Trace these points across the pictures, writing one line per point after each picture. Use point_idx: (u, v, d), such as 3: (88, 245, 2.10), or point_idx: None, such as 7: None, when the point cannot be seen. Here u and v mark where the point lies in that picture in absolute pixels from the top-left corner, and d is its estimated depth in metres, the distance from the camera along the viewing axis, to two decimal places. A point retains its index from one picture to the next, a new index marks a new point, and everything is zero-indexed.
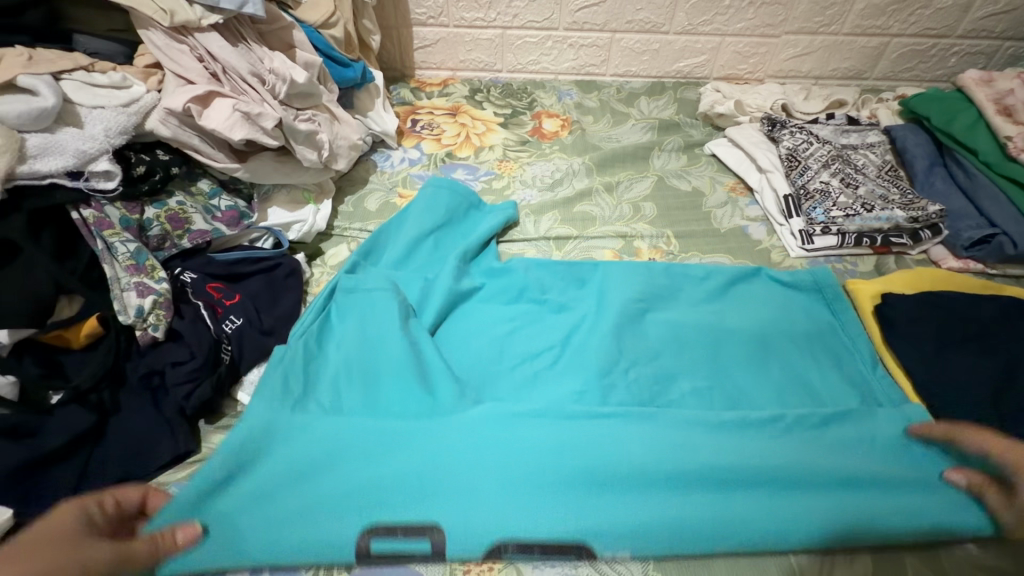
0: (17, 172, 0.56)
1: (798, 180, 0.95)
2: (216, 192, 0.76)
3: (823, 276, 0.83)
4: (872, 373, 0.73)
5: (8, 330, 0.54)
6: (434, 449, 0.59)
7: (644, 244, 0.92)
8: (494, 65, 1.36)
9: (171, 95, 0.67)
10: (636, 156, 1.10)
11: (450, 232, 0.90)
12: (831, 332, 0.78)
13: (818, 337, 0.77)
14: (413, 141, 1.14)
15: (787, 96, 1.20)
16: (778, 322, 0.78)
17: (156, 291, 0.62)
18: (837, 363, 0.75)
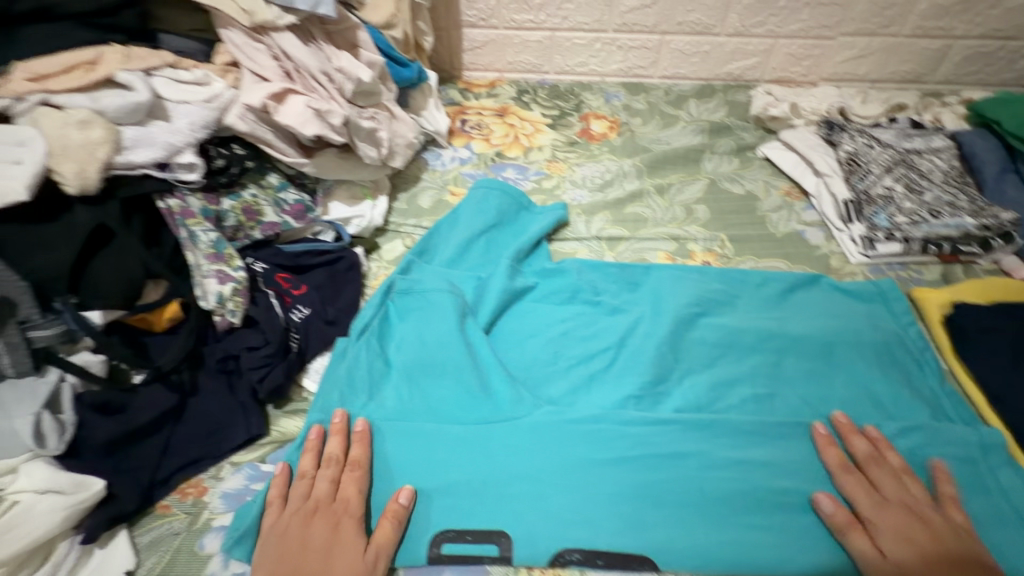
0: (114, 162, 0.59)
1: (859, 185, 0.93)
2: (284, 186, 0.77)
3: (886, 286, 0.81)
4: (939, 388, 0.71)
5: (102, 309, 0.58)
6: (500, 455, 0.61)
7: (698, 247, 0.91)
8: (541, 67, 1.37)
9: (249, 92, 0.70)
10: (686, 159, 1.10)
11: (502, 231, 0.91)
12: (899, 343, 0.75)
13: (883, 348, 0.74)
14: (462, 140, 1.15)
15: (844, 99, 1.17)
16: (841, 332, 0.76)
17: (235, 279, 0.65)
18: (904, 375, 0.72)
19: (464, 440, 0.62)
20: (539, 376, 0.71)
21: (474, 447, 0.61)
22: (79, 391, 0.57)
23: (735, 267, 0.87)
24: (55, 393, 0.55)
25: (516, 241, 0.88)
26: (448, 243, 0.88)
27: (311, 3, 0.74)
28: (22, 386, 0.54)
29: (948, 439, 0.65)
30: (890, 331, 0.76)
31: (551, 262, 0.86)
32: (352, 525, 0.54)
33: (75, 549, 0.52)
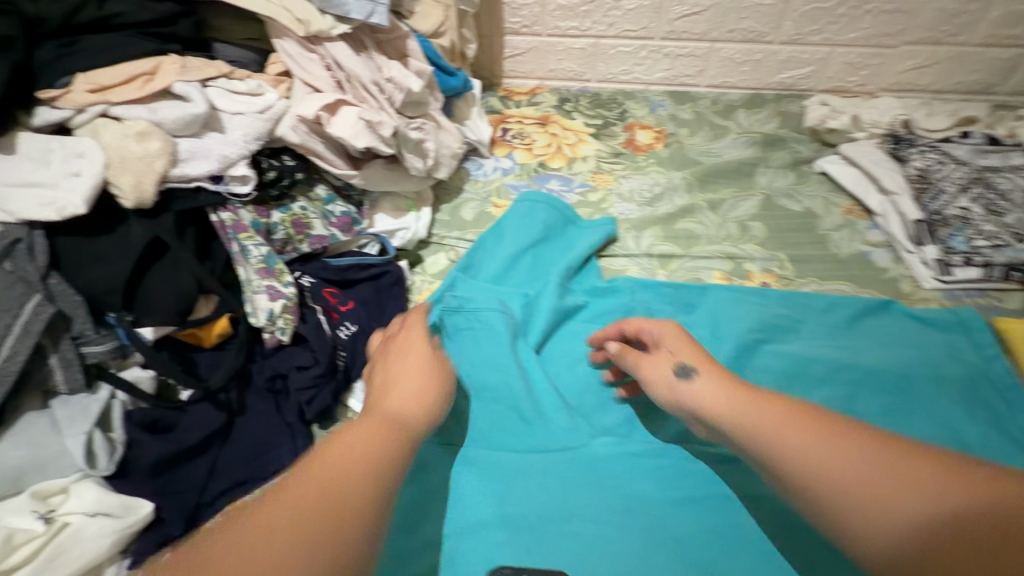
0: (170, 176, 0.58)
1: (932, 205, 0.87)
2: (331, 198, 0.76)
3: (967, 316, 0.75)
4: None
5: (154, 325, 0.57)
6: (557, 484, 0.58)
7: (756, 267, 0.87)
8: (584, 75, 1.33)
9: (302, 103, 0.69)
10: (739, 173, 1.05)
11: (549, 247, 0.88)
12: (983, 379, 0.70)
13: (966, 383, 0.69)
14: (505, 150, 1.12)
15: (908, 111, 1.11)
16: (918, 366, 0.71)
17: (285, 295, 0.63)
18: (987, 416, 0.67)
19: (521, 470, 0.59)
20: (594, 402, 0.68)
21: (530, 477, 0.59)
22: (129, 409, 0.57)
23: (797, 290, 0.82)
24: (106, 410, 0.55)
25: (564, 258, 0.85)
26: (494, 258, 0.85)
27: (365, 12, 0.72)
28: (73, 403, 0.53)
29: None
30: (972, 366, 0.71)
31: (603, 281, 0.82)
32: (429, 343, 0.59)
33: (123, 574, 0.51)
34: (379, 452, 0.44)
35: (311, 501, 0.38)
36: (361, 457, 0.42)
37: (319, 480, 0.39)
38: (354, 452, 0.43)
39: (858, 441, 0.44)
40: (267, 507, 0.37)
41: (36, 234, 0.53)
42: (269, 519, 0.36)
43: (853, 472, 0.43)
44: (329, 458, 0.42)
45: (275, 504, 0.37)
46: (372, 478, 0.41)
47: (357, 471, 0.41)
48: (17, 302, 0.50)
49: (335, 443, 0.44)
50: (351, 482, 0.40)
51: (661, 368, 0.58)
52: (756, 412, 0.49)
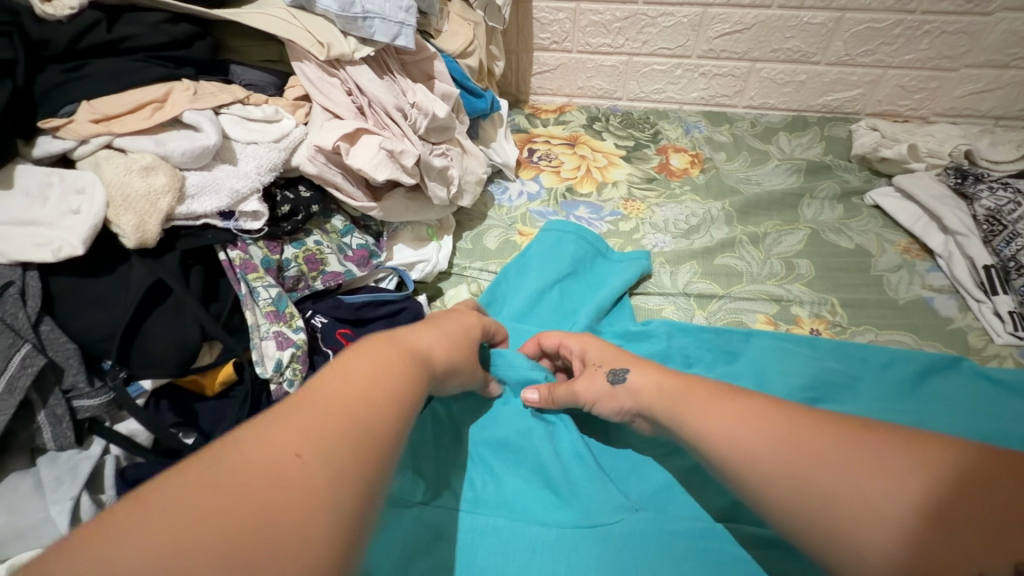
0: (175, 212, 0.54)
1: (1004, 250, 0.79)
2: (348, 229, 0.71)
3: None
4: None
5: (152, 376, 0.52)
6: (595, 565, 0.51)
7: (804, 311, 0.80)
8: (614, 93, 1.27)
9: (320, 131, 0.64)
10: (782, 204, 0.98)
11: (577, 282, 0.81)
12: None
13: None
14: (531, 172, 1.07)
15: (970, 141, 1.03)
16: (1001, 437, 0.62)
17: (295, 343, 0.58)
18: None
19: (548, 543, 0.53)
20: (627, 464, 0.62)
21: (557, 553, 0.52)
22: (123, 464, 0.52)
23: (851, 340, 0.74)
24: (98, 467, 0.50)
25: (594, 295, 0.79)
26: (519, 293, 0.79)
27: (390, 34, 0.68)
28: (61, 462, 0.49)
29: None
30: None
31: (637, 324, 0.76)
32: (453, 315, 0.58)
33: None
34: (398, 370, 0.43)
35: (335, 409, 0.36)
36: (378, 373, 0.41)
37: (338, 391, 0.38)
38: (376, 368, 0.41)
39: (815, 426, 0.42)
40: (289, 419, 0.34)
41: (29, 275, 0.49)
42: (293, 421, 0.34)
43: (807, 458, 0.40)
44: (348, 370, 0.40)
45: (300, 413, 0.35)
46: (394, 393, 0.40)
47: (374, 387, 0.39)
48: (4, 353, 0.46)
49: (352, 356, 0.42)
50: (371, 397, 0.38)
51: (596, 382, 0.58)
52: (706, 407, 0.48)
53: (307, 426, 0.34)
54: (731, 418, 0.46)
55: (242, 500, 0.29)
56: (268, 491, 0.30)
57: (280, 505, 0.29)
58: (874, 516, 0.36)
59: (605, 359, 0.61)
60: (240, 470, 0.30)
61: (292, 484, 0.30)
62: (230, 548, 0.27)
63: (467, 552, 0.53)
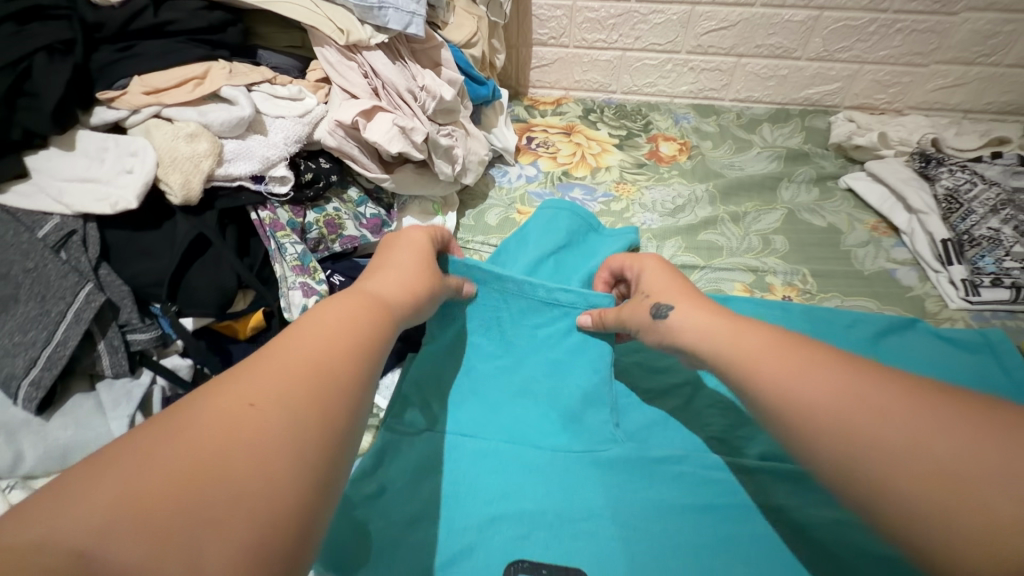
0: (215, 174, 0.61)
1: (960, 225, 0.87)
2: (362, 200, 0.79)
3: (988, 340, 0.73)
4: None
5: (194, 316, 0.59)
6: (582, 481, 0.59)
7: (778, 280, 0.87)
8: (609, 86, 1.35)
9: (339, 109, 0.72)
10: (763, 186, 1.05)
11: (572, 253, 0.87)
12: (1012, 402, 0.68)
13: None
14: (529, 158, 1.15)
15: (937, 130, 1.10)
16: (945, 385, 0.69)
17: (318, 293, 0.64)
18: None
19: (540, 466, 0.60)
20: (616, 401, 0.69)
21: (548, 474, 0.60)
22: (167, 394, 0.60)
23: (818, 305, 0.82)
24: (147, 395, 0.58)
25: (587, 265, 0.84)
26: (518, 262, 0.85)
27: (402, 23, 0.75)
28: (117, 387, 0.56)
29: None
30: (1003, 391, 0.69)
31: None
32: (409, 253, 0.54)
33: None
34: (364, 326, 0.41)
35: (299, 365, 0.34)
36: (345, 330, 0.39)
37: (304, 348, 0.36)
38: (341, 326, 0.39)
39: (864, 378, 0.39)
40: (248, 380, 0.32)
41: (89, 225, 0.56)
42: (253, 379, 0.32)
43: (861, 403, 0.36)
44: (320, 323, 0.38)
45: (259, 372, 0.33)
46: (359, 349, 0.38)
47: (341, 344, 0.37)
48: (70, 290, 0.53)
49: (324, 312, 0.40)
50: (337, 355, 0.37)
51: (641, 312, 0.57)
52: (735, 343, 0.46)
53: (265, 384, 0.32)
54: (762, 358, 0.43)
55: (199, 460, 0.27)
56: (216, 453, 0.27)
57: (236, 461, 0.28)
58: (945, 465, 0.31)
59: (653, 289, 0.59)
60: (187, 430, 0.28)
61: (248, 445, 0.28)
62: (185, 506, 0.25)
63: (467, 465, 0.60)
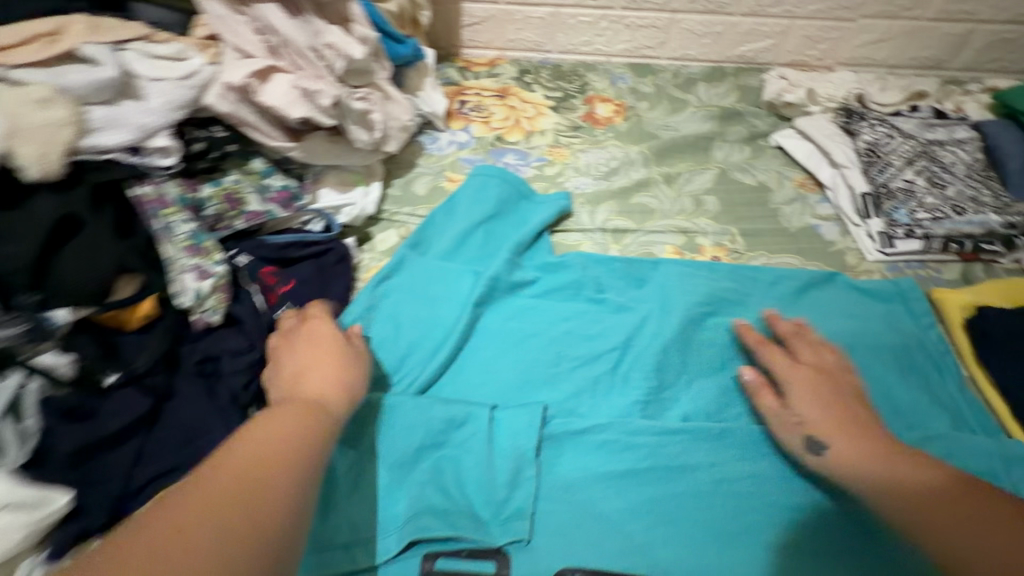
0: (78, 146, 0.54)
1: (878, 177, 0.88)
2: (269, 171, 0.72)
3: (898, 290, 0.76)
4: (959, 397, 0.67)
5: (71, 306, 0.53)
6: (501, 453, 0.58)
7: (708, 241, 0.88)
8: (544, 46, 1.29)
9: (230, 70, 0.65)
10: (696, 146, 1.04)
11: (499, 222, 0.82)
12: (919, 347, 0.70)
13: (903, 352, 0.69)
14: (461, 122, 1.09)
15: (862, 85, 1.11)
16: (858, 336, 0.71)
17: (214, 274, 0.60)
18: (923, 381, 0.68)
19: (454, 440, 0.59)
20: (540, 372, 0.67)
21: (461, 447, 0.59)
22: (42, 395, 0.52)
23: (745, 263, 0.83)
24: (15, 399, 0.50)
25: (515, 233, 0.80)
26: (442, 233, 0.80)
27: None
28: None
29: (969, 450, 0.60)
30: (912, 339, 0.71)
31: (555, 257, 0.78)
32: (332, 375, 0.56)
33: (38, 569, 0.47)
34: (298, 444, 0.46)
35: (230, 495, 0.38)
36: (279, 447, 0.44)
37: (235, 479, 0.40)
38: (269, 448, 0.44)
39: (946, 474, 0.52)
40: (194, 509, 0.36)
41: None
42: (200, 497, 0.37)
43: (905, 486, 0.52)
44: (247, 459, 0.42)
45: (206, 491, 0.38)
46: (298, 467, 0.44)
47: (279, 475, 0.42)
48: None
49: (259, 434, 0.46)
50: (273, 481, 0.41)
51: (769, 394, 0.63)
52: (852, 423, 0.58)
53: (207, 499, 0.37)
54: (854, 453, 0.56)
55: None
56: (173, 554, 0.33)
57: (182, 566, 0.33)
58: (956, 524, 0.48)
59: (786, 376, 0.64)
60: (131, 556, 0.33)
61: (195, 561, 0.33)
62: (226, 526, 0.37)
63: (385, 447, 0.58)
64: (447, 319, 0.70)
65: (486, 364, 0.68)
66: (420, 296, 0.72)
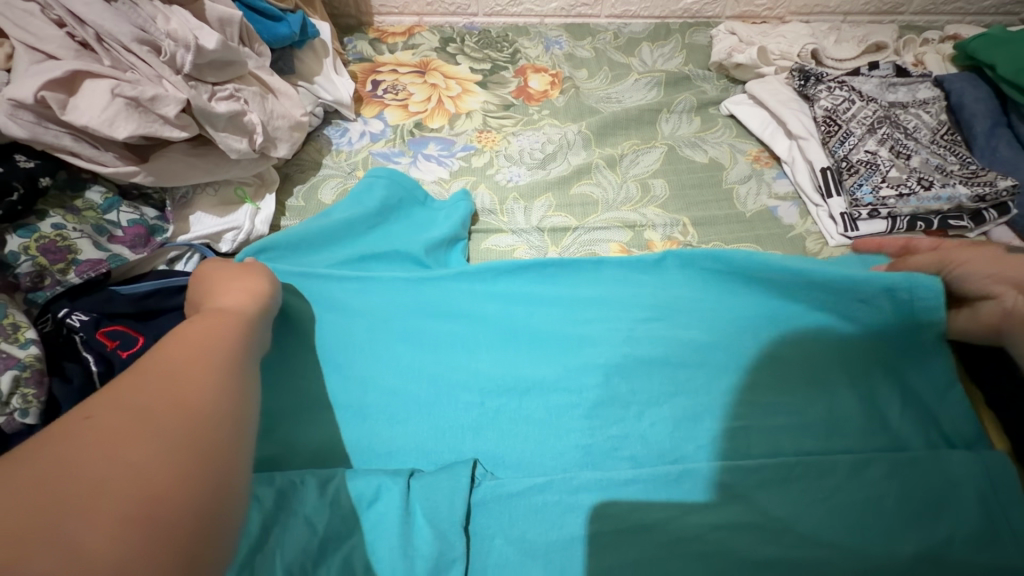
0: None
1: (838, 150, 0.80)
2: (112, 203, 0.58)
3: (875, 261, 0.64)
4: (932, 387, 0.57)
5: None
6: (420, 533, 0.48)
7: (657, 235, 0.79)
8: (467, 8, 1.13)
9: (19, 81, 0.49)
10: (641, 121, 0.93)
11: (390, 234, 0.73)
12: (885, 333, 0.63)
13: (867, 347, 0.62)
14: (374, 108, 0.94)
15: (817, 39, 1.01)
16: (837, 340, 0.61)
17: (18, 363, 0.46)
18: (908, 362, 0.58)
19: (361, 522, 0.48)
20: (461, 415, 0.58)
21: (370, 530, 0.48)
22: None
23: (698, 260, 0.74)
24: None
25: (407, 242, 0.72)
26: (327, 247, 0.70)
27: None
28: None
29: (951, 471, 0.51)
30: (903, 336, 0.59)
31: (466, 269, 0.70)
32: (245, 281, 0.51)
33: None
34: (224, 347, 0.39)
35: (150, 404, 0.31)
36: (201, 352, 0.37)
37: (143, 395, 0.31)
38: (195, 346, 0.37)
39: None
40: (101, 436, 0.28)
41: None
42: (99, 419, 0.29)
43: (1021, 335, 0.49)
44: (161, 367, 0.34)
45: (105, 408, 0.30)
46: (224, 361, 0.37)
47: (206, 369, 0.35)
48: None
49: (172, 337, 0.37)
50: (195, 374, 0.34)
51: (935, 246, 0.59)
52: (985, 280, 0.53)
53: (113, 416, 0.29)
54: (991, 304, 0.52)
55: (18, 552, 0.23)
56: (68, 514, 0.25)
57: (98, 513, 0.26)
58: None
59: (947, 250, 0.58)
60: (34, 500, 0.25)
61: (126, 499, 0.26)
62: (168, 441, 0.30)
63: (265, 551, 0.45)
64: (339, 358, 0.60)
65: (398, 412, 0.58)
66: (311, 334, 0.61)
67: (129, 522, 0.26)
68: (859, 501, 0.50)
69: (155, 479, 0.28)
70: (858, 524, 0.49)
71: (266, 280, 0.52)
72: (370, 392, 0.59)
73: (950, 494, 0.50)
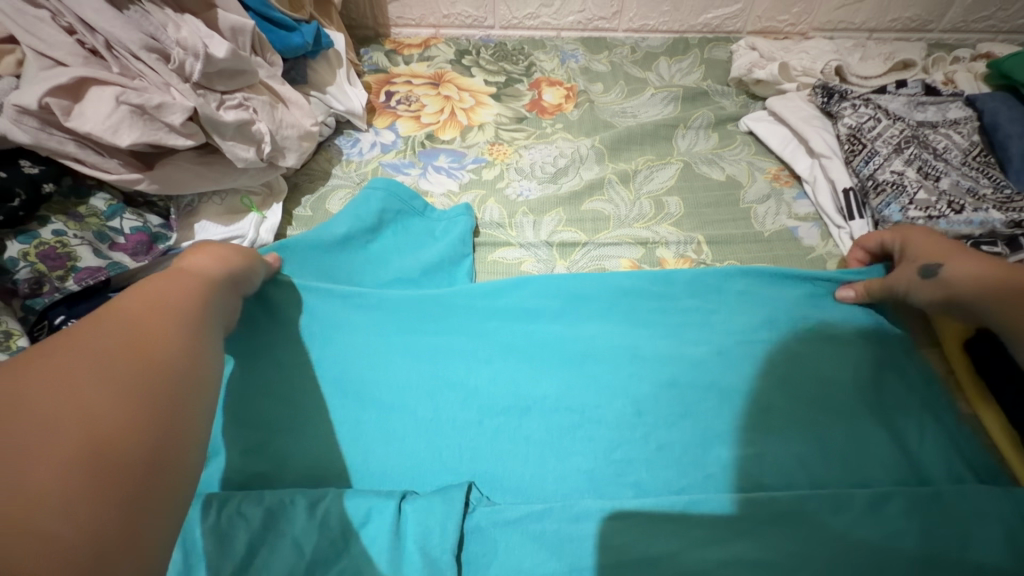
0: None
1: (863, 169, 0.77)
2: (115, 211, 0.58)
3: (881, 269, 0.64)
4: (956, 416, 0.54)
5: None
6: (410, 556, 0.45)
7: (670, 253, 0.76)
8: (484, 21, 1.12)
9: (27, 85, 0.49)
10: (656, 136, 0.91)
11: (386, 248, 0.72)
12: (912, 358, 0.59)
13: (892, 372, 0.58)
14: (386, 119, 0.93)
15: (842, 55, 0.98)
16: (861, 362, 0.59)
17: None
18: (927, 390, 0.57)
19: (353, 546, 0.46)
20: (458, 435, 0.56)
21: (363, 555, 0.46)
22: None
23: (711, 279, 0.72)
24: None
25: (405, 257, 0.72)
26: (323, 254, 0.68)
27: None
28: None
29: (979, 509, 0.47)
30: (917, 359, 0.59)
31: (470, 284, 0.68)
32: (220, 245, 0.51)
33: None
34: (187, 308, 0.39)
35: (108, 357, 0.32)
36: (163, 311, 0.37)
37: (100, 348, 0.32)
38: (160, 306, 0.38)
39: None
40: (57, 383, 0.29)
41: None
42: (56, 367, 0.30)
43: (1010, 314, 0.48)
44: (120, 323, 0.35)
45: (61, 358, 0.31)
46: (187, 322, 0.38)
47: (166, 329, 0.36)
48: None
49: (131, 293, 0.38)
50: (154, 333, 0.35)
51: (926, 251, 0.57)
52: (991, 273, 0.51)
53: (71, 365, 0.30)
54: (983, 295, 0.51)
55: None
56: (13, 455, 0.26)
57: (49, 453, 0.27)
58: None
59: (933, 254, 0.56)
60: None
61: (77, 443, 0.28)
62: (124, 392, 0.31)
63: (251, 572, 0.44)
64: (334, 371, 0.58)
65: (391, 433, 0.55)
66: (307, 346, 0.59)
67: (80, 465, 0.27)
68: (877, 538, 0.47)
69: (106, 426, 0.29)
70: (874, 562, 0.46)
71: (243, 249, 0.53)
72: (366, 411, 0.56)
73: (977, 534, 0.46)
